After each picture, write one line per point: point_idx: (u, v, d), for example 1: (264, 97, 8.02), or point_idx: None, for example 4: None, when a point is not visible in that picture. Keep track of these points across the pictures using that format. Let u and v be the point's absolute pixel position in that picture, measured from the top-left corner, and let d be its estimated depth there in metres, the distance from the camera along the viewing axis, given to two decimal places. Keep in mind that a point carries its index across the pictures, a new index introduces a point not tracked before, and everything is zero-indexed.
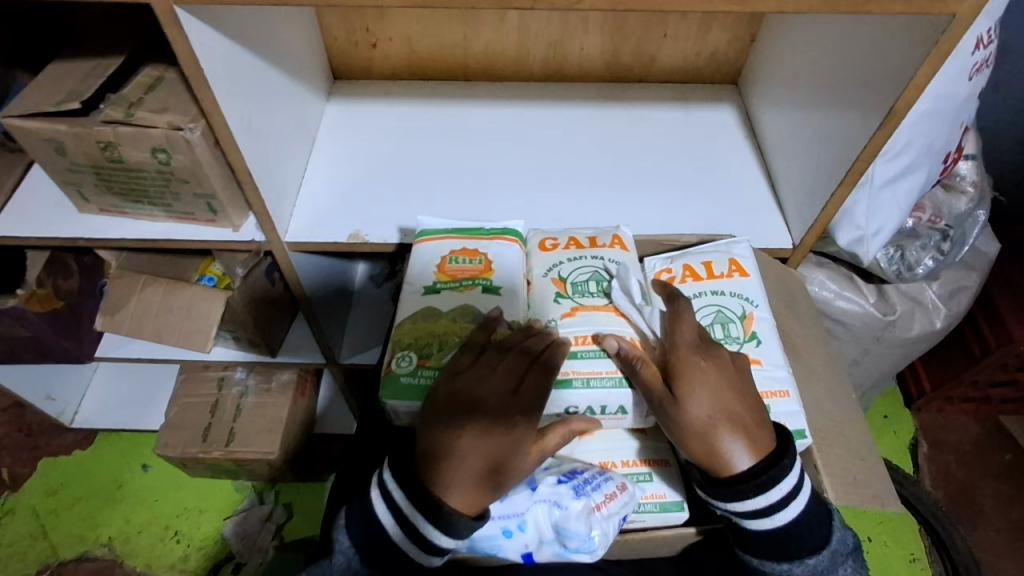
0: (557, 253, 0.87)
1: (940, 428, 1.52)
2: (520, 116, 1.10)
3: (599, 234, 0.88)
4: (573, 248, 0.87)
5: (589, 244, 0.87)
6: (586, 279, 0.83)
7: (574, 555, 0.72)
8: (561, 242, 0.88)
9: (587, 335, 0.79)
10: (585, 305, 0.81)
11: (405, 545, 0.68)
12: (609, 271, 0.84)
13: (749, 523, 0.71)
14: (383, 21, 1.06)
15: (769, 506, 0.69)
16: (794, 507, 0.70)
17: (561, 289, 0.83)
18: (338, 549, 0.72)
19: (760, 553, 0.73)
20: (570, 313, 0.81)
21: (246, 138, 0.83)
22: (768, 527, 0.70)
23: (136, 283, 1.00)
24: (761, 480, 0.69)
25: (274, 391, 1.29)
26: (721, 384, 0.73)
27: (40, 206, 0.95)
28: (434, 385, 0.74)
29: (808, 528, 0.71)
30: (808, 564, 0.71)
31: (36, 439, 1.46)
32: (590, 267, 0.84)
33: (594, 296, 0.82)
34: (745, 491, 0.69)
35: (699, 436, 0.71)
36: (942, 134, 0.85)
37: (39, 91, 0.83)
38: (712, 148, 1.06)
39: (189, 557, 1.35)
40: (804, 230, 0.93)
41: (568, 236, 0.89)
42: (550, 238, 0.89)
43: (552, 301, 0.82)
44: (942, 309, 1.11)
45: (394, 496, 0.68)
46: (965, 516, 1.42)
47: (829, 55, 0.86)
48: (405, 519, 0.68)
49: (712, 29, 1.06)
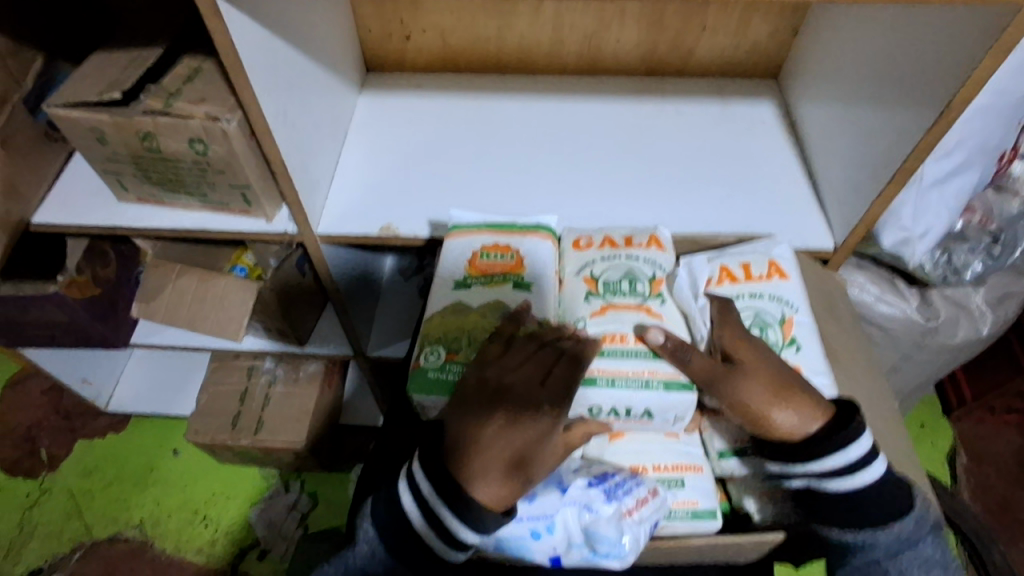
0: (591, 252, 0.85)
1: (981, 438, 1.47)
2: (553, 111, 1.09)
3: (636, 233, 0.86)
4: (607, 247, 0.85)
5: (625, 244, 0.85)
6: (619, 279, 0.82)
7: (603, 561, 0.70)
8: (596, 241, 0.86)
9: (615, 334, 0.77)
10: (615, 305, 0.80)
11: (429, 538, 0.67)
12: (644, 272, 0.82)
13: (831, 487, 0.69)
14: (417, 12, 1.05)
15: (852, 464, 0.68)
16: (876, 465, 0.69)
17: (591, 288, 0.82)
18: (362, 538, 0.72)
19: (842, 526, 0.70)
20: (599, 312, 0.79)
21: (282, 129, 0.84)
22: (852, 489, 0.69)
23: (172, 271, 1.02)
24: (837, 436, 0.68)
25: (302, 381, 1.30)
26: (772, 366, 0.73)
27: (80, 194, 0.97)
28: (463, 376, 0.73)
29: (889, 492, 0.69)
30: (894, 532, 0.69)
31: (73, 422, 1.51)
32: (624, 266, 0.83)
33: (625, 296, 0.80)
34: (824, 450, 0.68)
35: (761, 412, 0.70)
36: (999, 132, 0.82)
37: (81, 81, 0.84)
38: (750, 145, 1.03)
39: (216, 542, 1.38)
40: (847, 230, 0.90)
41: (604, 236, 0.87)
42: (585, 236, 0.87)
43: (581, 300, 0.81)
44: (989, 316, 1.06)
45: (421, 487, 0.67)
46: (1005, 530, 1.37)
47: (879, 49, 0.82)
48: (430, 511, 0.67)
49: (753, 22, 1.03)
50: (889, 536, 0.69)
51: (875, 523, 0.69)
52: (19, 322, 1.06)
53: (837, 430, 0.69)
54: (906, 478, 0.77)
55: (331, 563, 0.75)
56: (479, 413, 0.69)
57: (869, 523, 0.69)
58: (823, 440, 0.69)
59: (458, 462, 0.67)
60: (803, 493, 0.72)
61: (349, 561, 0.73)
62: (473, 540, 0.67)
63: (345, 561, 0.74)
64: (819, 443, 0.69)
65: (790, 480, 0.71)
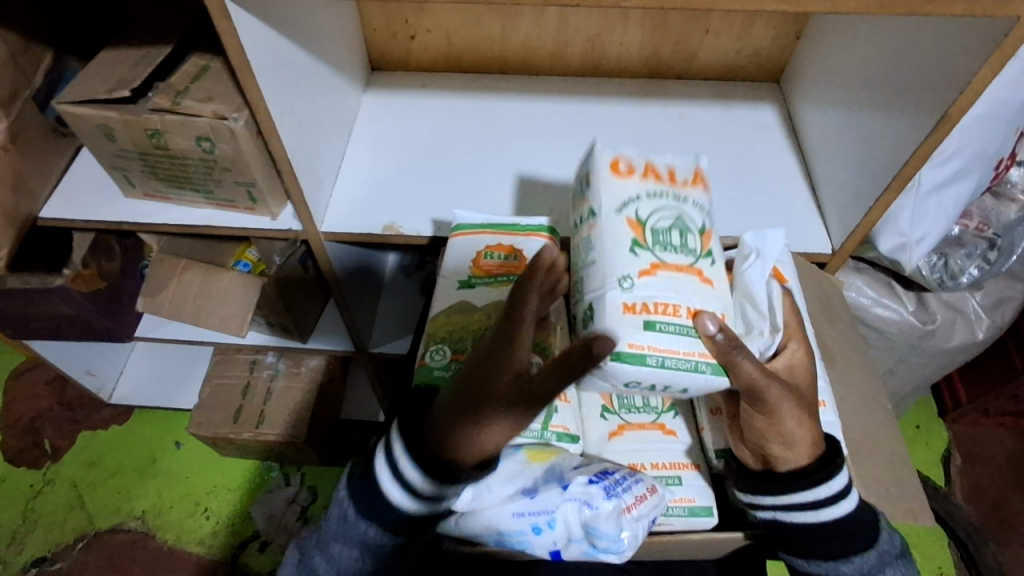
0: (633, 184, 0.70)
1: (975, 441, 1.48)
2: (556, 112, 1.09)
3: (679, 167, 0.72)
4: (651, 180, 0.70)
5: (670, 180, 0.71)
6: (668, 228, 0.68)
7: (602, 555, 0.72)
8: (637, 168, 0.71)
9: (668, 303, 0.65)
10: (666, 262, 0.66)
11: (409, 507, 0.66)
12: (693, 223, 0.69)
13: (799, 520, 0.71)
14: (422, 13, 1.06)
15: (818, 501, 0.69)
16: (845, 505, 0.70)
17: (638, 236, 0.67)
18: (340, 507, 0.70)
19: (805, 554, 0.73)
20: (647, 271, 0.66)
21: (289, 128, 0.85)
22: (818, 522, 0.70)
23: (176, 266, 1.03)
24: (816, 476, 0.69)
25: (304, 376, 1.32)
26: (810, 396, 0.72)
27: (87, 189, 0.98)
28: (481, 366, 0.61)
29: (857, 527, 0.71)
30: (855, 564, 0.71)
31: (76, 413, 1.52)
32: (671, 210, 0.69)
33: (676, 251, 0.67)
34: (798, 484, 0.69)
35: (784, 429, 0.68)
36: (996, 140, 0.83)
37: (91, 77, 0.85)
38: (751, 149, 1.04)
39: (217, 533, 1.39)
40: (845, 235, 0.91)
41: (645, 162, 0.72)
42: (623, 159, 0.71)
43: (627, 250, 0.66)
44: (984, 320, 1.08)
45: (400, 464, 0.65)
46: (997, 532, 1.38)
47: (879, 55, 0.83)
48: (409, 476, 0.65)
49: (756, 25, 1.04)
50: (852, 567, 0.71)
51: (837, 556, 0.71)
52: (25, 314, 1.07)
53: (825, 467, 0.69)
54: (897, 481, 0.79)
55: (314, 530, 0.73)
56: (466, 387, 0.61)
57: (833, 553, 0.71)
58: (816, 473, 0.69)
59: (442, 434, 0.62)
60: (771, 525, 0.73)
61: (330, 530, 0.71)
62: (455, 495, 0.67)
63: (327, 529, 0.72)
64: (810, 474, 0.69)
65: (760, 512, 0.73)
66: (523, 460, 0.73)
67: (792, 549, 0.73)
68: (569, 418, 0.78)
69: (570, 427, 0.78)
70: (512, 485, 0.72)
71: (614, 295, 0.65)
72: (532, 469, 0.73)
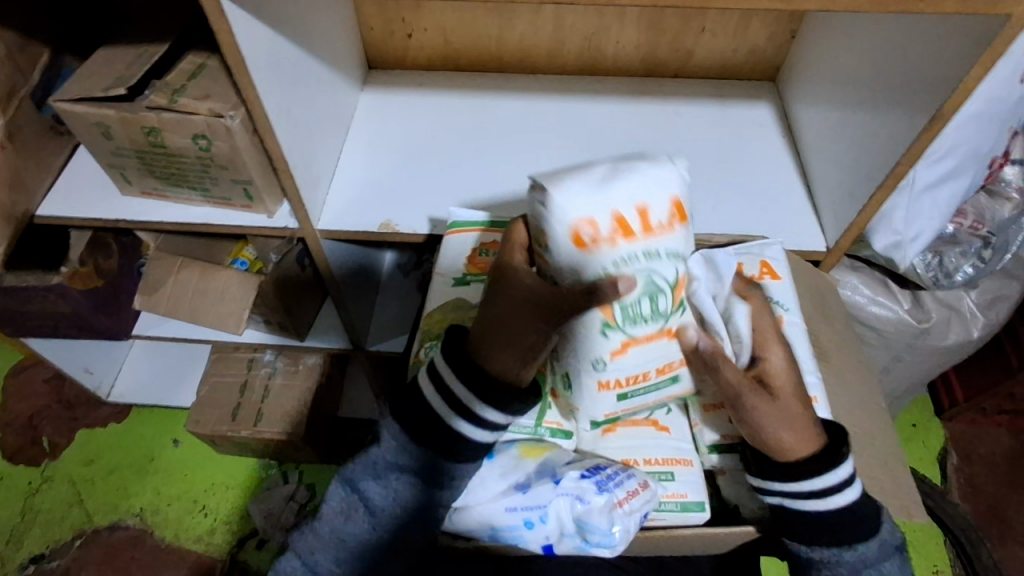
0: (600, 255, 0.62)
1: (972, 439, 1.48)
2: (553, 110, 1.10)
3: (650, 205, 0.63)
4: (619, 239, 0.62)
5: (640, 232, 0.63)
6: (637, 299, 0.65)
7: (594, 549, 0.73)
8: (603, 231, 0.62)
9: (640, 373, 0.70)
10: (637, 338, 0.67)
11: (456, 426, 0.67)
12: (664, 281, 0.64)
13: (803, 505, 0.68)
14: (418, 10, 1.06)
15: (824, 488, 0.66)
16: (850, 492, 0.67)
17: (608, 317, 0.66)
18: (389, 436, 0.69)
19: (806, 540, 0.69)
20: (620, 350, 0.68)
21: (285, 126, 0.85)
22: (824, 508, 0.67)
23: (174, 264, 1.03)
24: (820, 462, 0.66)
25: (301, 374, 1.32)
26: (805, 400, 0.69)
27: (84, 187, 0.99)
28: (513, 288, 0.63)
29: (863, 514, 0.68)
30: (858, 552, 0.68)
31: (74, 411, 1.52)
32: (642, 274, 0.64)
33: (648, 323, 0.67)
34: (801, 472, 0.67)
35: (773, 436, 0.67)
36: (990, 138, 0.83)
37: (88, 76, 0.85)
38: (746, 147, 1.04)
39: (215, 531, 1.40)
40: (840, 233, 0.91)
41: (611, 214, 0.62)
42: (585, 223, 0.61)
43: (598, 334, 0.67)
44: (980, 319, 1.08)
45: (447, 383, 0.66)
46: (993, 530, 1.38)
47: (873, 53, 0.84)
48: (456, 397, 0.66)
49: (751, 24, 1.04)
50: (855, 556, 0.68)
51: (841, 544, 0.68)
52: (23, 312, 1.07)
53: (831, 452, 0.67)
54: (891, 477, 0.80)
55: (356, 463, 0.71)
56: (482, 318, 0.64)
57: (837, 539, 0.68)
58: (821, 457, 0.67)
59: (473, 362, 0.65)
60: (774, 510, 0.71)
61: (377, 460, 0.70)
62: (504, 421, 0.67)
63: (371, 461, 0.70)
64: (818, 458, 0.67)
65: (765, 497, 0.71)
66: (516, 456, 0.76)
67: (795, 536, 0.70)
68: (562, 415, 0.79)
69: (564, 424, 0.80)
70: (506, 481, 0.74)
71: (590, 376, 0.70)
72: (524, 464, 0.75)
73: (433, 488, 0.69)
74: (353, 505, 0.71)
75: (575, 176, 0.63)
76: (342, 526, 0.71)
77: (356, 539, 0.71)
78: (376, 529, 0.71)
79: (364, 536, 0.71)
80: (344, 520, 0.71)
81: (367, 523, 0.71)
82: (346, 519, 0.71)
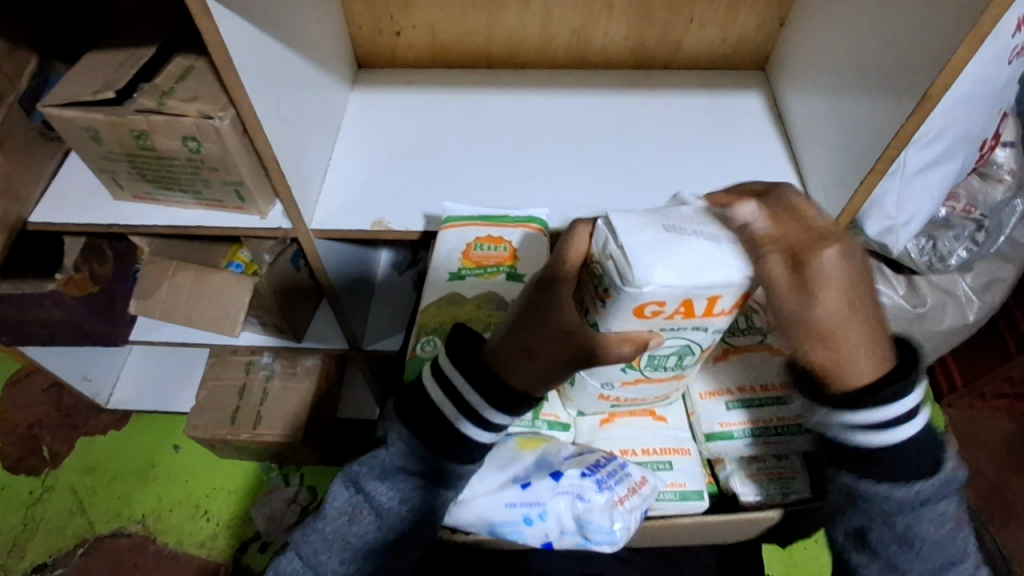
0: (649, 323, 0.61)
1: (971, 424, 1.48)
2: (544, 105, 1.09)
3: (726, 295, 0.58)
4: (678, 318, 0.60)
5: (700, 313, 0.60)
6: (666, 356, 0.68)
7: (594, 547, 0.73)
8: (666, 310, 0.58)
9: (631, 395, 0.77)
10: (650, 377, 0.73)
11: (463, 428, 0.67)
12: (698, 347, 0.67)
13: (866, 433, 0.62)
14: (407, 9, 1.07)
15: (891, 416, 0.60)
16: (913, 420, 0.62)
17: (633, 363, 0.70)
18: (397, 440, 0.70)
19: (861, 472, 0.65)
20: (631, 382, 0.74)
21: (274, 124, 0.85)
22: (886, 437, 0.62)
23: (169, 268, 1.03)
24: (884, 394, 0.59)
25: (299, 375, 1.31)
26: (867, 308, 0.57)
27: (75, 193, 0.99)
28: (536, 308, 0.62)
29: (918, 453, 0.64)
30: (912, 491, 0.65)
31: (73, 420, 1.52)
32: (680, 341, 0.66)
33: (666, 369, 0.72)
34: (864, 401, 0.59)
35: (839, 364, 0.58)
36: (980, 119, 0.84)
37: (76, 80, 0.85)
38: (737, 136, 1.04)
39: (218, 535, 1.40)
40: (832, 220, 0.91)
41: (681, 300, 0.57)
42: (653, 303, 0.57)
43: (619, 371, 0.72)
44: (975, 302, 1.08)
45: (452, 382, 0.67)
46: (995, 515, 1.38)
47: (859, 39, 0.84)
48: (460, 397, 0.66)
49: (739, 14, 1.05)
50: (906, 494, 0.65)
51: (896, 477, 0.64)
52: (18, 320, 1.07)
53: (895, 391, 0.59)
54: None
55: (362, 464, 0.72)
56: (512, 329, 0.62)
57: (900, 476, 0.64)
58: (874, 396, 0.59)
59: (486, 364, 0.65)
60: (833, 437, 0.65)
61: (384, 462, 0.71)
62: (506, 421, 0.67)
63: (378, 463, 0.71)
64: (874, 393, 0.59)
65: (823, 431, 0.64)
66: (515, 449, 0.77)
67: (843, 469, 0.66)
68: (559, 407, 0.84)
69: (561, 417, 0.83)
70: (504, 475, 0.75)
71: (595, 390, 0.76)
72: (522, 457, 0.76)
73: (441, 491, 0.70)
74: (357, 507, 0.71)
75: (665, 254, 0.55)
76: (346, 527, 0.71)
77: (362, 541, 0.71)
78: (381, 531, 0.71)
79: (370, 538, 0.71)
80: (349, 521, 0.71)
81: (373, 526, 0.71)
82: (351, 520, 0.71)
